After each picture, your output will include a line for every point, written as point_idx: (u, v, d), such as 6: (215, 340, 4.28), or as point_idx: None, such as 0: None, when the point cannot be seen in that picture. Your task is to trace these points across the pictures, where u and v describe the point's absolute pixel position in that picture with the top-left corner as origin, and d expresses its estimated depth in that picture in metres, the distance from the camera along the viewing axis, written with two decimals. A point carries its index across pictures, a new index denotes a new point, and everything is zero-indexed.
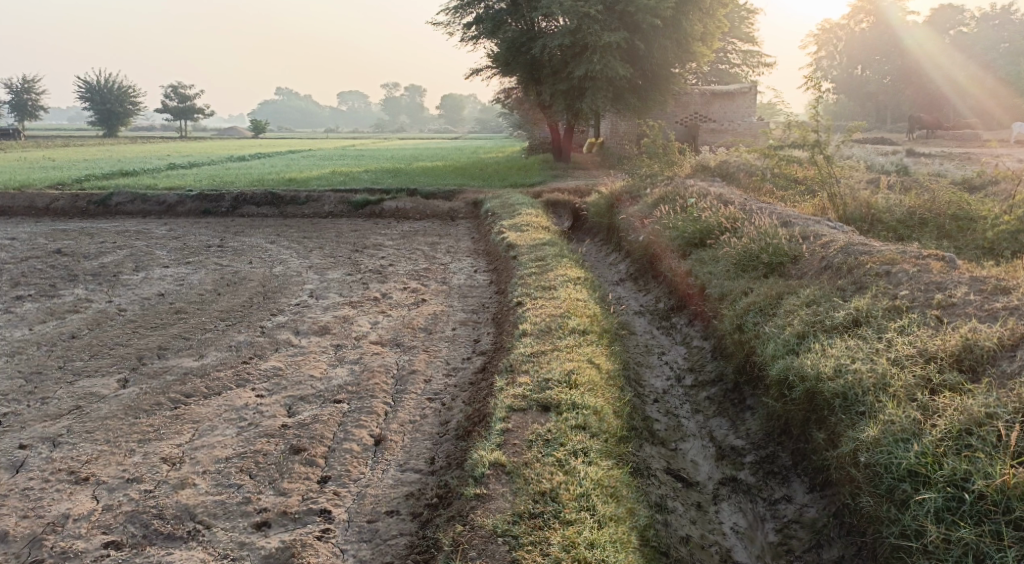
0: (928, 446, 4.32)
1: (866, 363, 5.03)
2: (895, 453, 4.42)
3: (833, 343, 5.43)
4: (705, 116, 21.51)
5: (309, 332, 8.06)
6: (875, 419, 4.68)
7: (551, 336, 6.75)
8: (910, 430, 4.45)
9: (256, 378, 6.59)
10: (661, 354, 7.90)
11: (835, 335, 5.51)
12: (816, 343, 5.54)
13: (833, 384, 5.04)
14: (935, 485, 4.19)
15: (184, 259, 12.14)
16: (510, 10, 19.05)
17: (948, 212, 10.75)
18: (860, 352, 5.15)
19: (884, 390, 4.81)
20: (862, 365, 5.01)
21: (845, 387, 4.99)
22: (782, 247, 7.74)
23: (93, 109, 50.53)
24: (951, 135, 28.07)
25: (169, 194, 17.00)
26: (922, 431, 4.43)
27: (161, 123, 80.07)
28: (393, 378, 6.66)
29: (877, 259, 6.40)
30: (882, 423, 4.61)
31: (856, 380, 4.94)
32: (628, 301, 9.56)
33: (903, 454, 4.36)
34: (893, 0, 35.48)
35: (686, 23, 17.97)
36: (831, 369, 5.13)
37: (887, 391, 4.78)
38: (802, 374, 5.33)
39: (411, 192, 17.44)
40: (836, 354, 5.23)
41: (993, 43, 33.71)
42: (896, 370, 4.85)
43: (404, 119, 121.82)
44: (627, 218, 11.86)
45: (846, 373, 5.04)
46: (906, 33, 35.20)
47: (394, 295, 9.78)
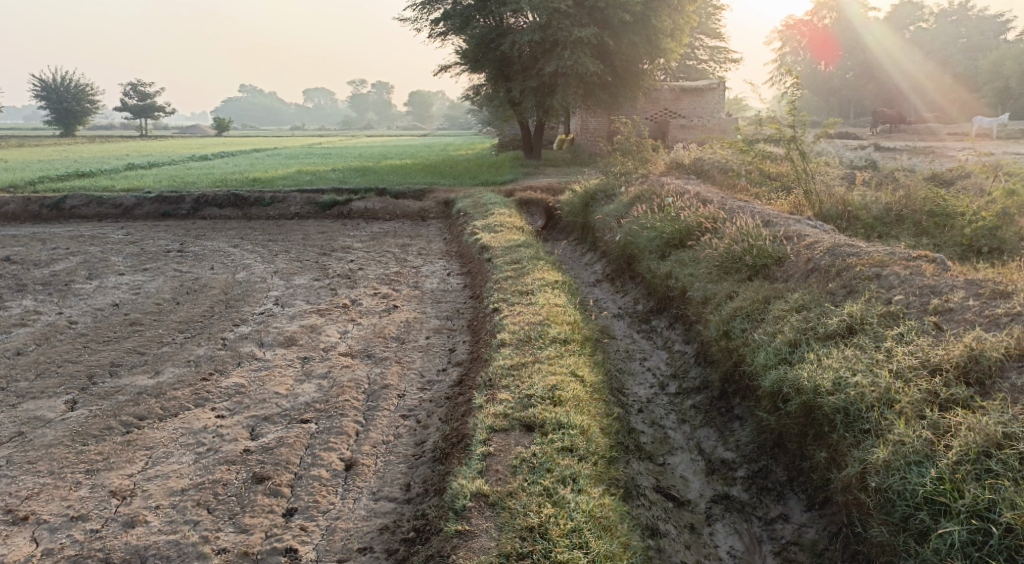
0: (945, 471, 4.12)
1: (867, 376, 4.79)
2: (909, 479, 4.20)
3: (829, 352, 5.18)
4: (676, 112, 21.31)
5: (274, 343, 7.66)
6: (883, 440, 4.45)
7: (530, 346, 6.43)
8: (923, 452, 4.24)
9: (217, 396, 6.19)
10: (643, 360, 7.62)
11: (830, 344, 5.26)
12: (811, 352, 5.29)
13: (833, 399, 4.79)
14: (957, 516, 3.98)
15: (141, 265, 11.63)
16: (476, 6, 18.51)
17: (924, 209, 10.58)
18: (859, 364, 4.91)
19: (889, 406, 4.59)
20: (864, 379, 4.76)
21: (845, 402, 4.76)
22: (764, 248, 7.47)
23: (49, 108, 49.23)
24: (913, 130, 28.38)
25: (127, 197, 16.40)
26: (936, 453, 4.22)
27: (122, 122, 78.35)
28: (364, 393, 6.28)
29: (866, 261, 6.15)
30: (892, 444, 4.39)
31: (858, 395, 4.71)
32: (607, 303, 9.26)
33: (919, 481, 4.15)
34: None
35: (655, 19, 17.74)
36: (829, 382, 4.88)
37: (892, 408, 4.56)
38: (798, 387, 5.07)
39: (380, 191, 17.00)
40: (833, 365, 4.98)
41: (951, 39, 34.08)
42: (900, 385, 4.63)
43: (371, 116, 120.85)
44: (603, 217, 11.58)
45: (847, 388, 4.79)
46: (865, 30, 35.84)
47: (364, 301, 9.39)
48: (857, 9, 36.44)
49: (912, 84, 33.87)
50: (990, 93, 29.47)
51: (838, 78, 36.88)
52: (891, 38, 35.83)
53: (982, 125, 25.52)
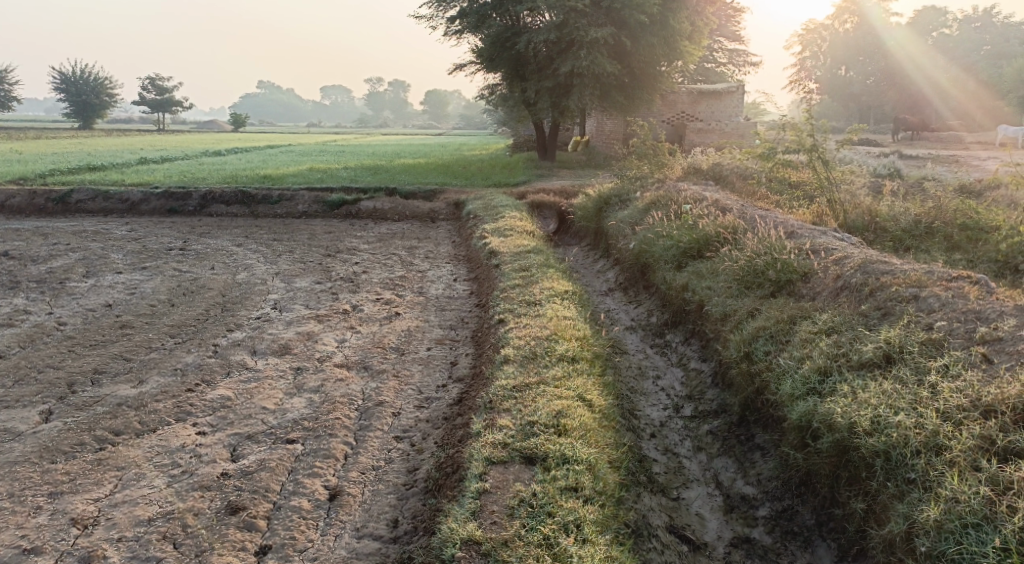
0: (1011, 539, 3.71)
1: (909, 417, 4.36)
2: (966, 546, 3.79)
3: (865, 386, 4.73)
4: (692, 115, 20.82)
5: (268, 352, 7.26)
6: (932, 494, 4.03)
7: (536, 364, 5.99)
8: (981, 514, 3.84)
9: (201, 409, 5.79)
10: (656, 379, 7.17)
11: (865, 376, 4.80)
12: (843, 384, 4.83)
13: (871, 441, 4.36)
14: None
15: (140, 263, 11.28)
16: (492, 4, 18.06)
17: (955, 222, 10.13)
18: (901, 401, 4.47)
19: (937, 452, 4.17)
20: (907, 419, 4.33)
21: (885, 445, 4.33)
22: (789, 262, 6.99)
23: (67, 100, 49.20)
24: (935, 137, 27.78)
25: (133, 192, 16.07)
26: (998, 517, 3.81)
27: (139, 117, 78.38)
28: (356, 410, 5.87)
29: (902, 281, 5.69)
30: (944, 501, 3.97)
31: (901, 438, 4.28)
32: (619, 314, 8.82)
33: (978, 550, 3.74)
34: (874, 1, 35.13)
35: (673, 20, 17.27)
36: (867, 421, 4.45)
37: (941, 455, 4.14)
38: (830, 423, 4.63)
39: (390, 191, 16.62)
40: (871, 402, 4.54)
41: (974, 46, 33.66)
42: (950, 430, 4.20)
43: (388, 114, 120.67)
44: (617, 223, 11.12)
45: (887, 429, 4.36)
46: (887, 34, 34.97)
47: (365, 306, 8.98)
48: (878, 13, 35.47)
49: (935, 89, 33.37)
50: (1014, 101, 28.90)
51: (858, 84, 36.12)
52: (913, 42, 34.91)
53: (1006, 134, 24.92)
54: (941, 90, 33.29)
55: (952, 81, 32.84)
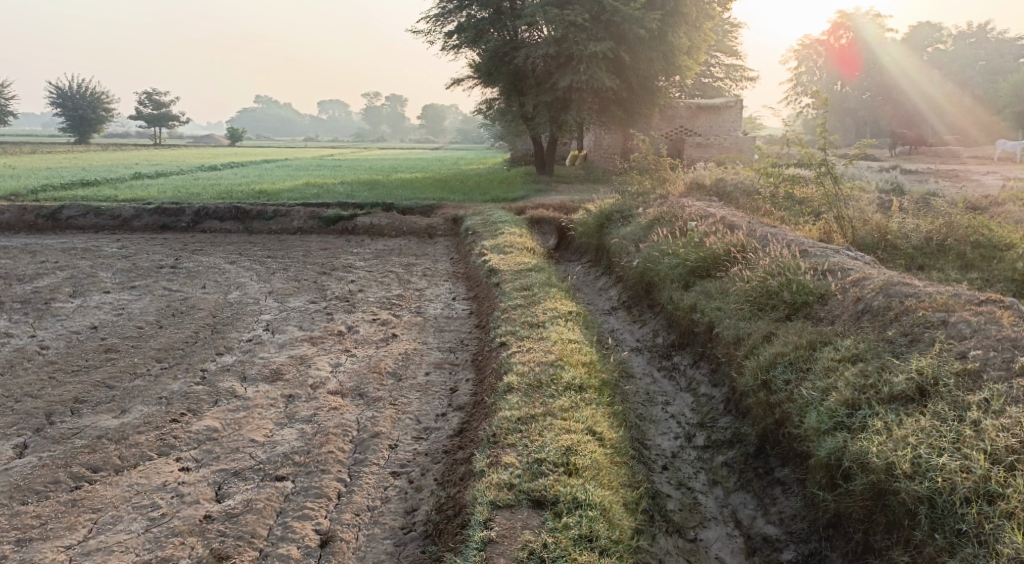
0: None
1: (953, 459, 4.16)
2: None
3: (900, 422, 4.50)
4: (691, 130, 20.57)
5: (258, 378, 6.90)
6: (992, 552, 3.84)
7: (542, 393, 5.66)
8: None
9: (185, 442, 5.46)
10: (666, 405, 6.81)
11: (899, 411, 4.57)
12: (875, 418, 4.59)
13: (914, 485, 4.15)
14: None
15: (129, 282, 10.94)
16: (491, 18, 17.81)
17: (967, 240, 9.84)
18: (942, 440, 4.28)
19: (989, 498, 3.99)
20: (952, 461, 4.15)
21: (929, 490, 4.13)
22: (805, 283, 6.67)
23: (63, 114, 48.91)
24: (933, 152, 27.74)
25: (124, 207, 15.73)
26: None
27: (135, 131, 78.02)
28: (350, 442, 5.54)
29: (928, 305, 5.38)
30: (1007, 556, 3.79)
31: (946, 483, 4.09)
32: (624, 335, 8.48)
33: None
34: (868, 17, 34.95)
35: (673, 35, 17.05)
36: (906, 462, 4.24)
37: (994, 503, 3.97)
38: (864, 462, 4.41)
39: (387, 206, 16.32)
40: (911, 441, 4.33)
41: (970, 60, 33.60)
42: (1003, 474, 4.03)
43: (385, 128, 120.59)
44: (620, 240, 10.81)
45: (929, 473, 4.16)
46: (881, 49, 34.77)
47: (361, 328, 8.64)
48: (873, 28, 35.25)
49: (931, 104, 33.57)
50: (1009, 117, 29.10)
51: (855, 99, 35.91)
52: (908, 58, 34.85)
53: (1005, 149, 24.83)
54: (937, 105, 33.53)
55: (948, 96, 32.90)
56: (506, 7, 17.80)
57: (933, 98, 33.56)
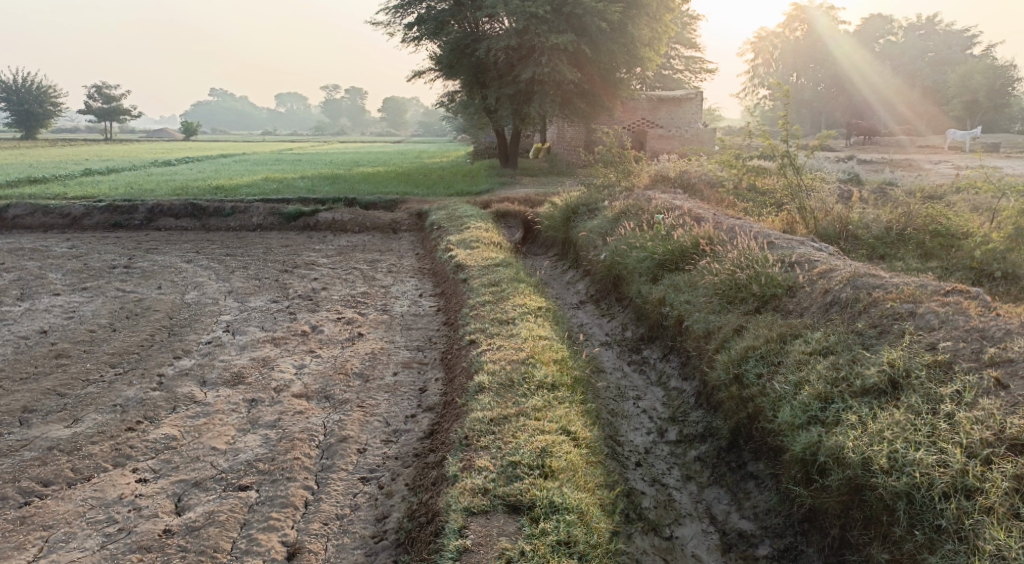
0: None
1: (930, 453, 4.18)
2: None
3: (874, 416, 4.52)
4: (652, 122, 20.60)
5: (218, 382, 6.71)
6: (971, 546, 3.86)
7: (513, 393, 5.56)
8: None
9: (142, 452, 5.32)
10: (637, 400, 6.77)
11: (872, 405, 4.59)
12: (849, 412, 4.61)
13: (891, 481, 4.17)
14: None
15: (81, 284, 10.61)
16: (451, 10, 17.61)
17: (927, 228, 9.95)
18: (917, 434, 4.29)
19: (966, 493, 4.02)
20: (928, 456, 4.16)
21: (907, 486, 4.15)
22: (773, 276, 6.66)
23: (10, 110, 47.43)
24: (885, 142, 28.38)
25: (75, 205, 15.26)
26: None
27: (86, 127, 75.95)
28: (317, 447, 5.39)
29: (896, 297, 5.40)
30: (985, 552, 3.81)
31: (923, 478, 4.10)
32: (592, 330, 8.41)
33: None
34: (821, 10, 35.68)
35: (633, 27, 17.15)
36: (883, 457, 4.25)
37: (971, 498, 3.99)
38: (840, 458, 4.42)
39: (349, 201, 16.07)
40: (886, 435, 4.34)
41: (919, 52, 34.16)
42: (979, 468, 4.04)
43: (345, 122, 119.31)
44: (586, 233, 10.74)
45: (906, 468, 4.17)
46: (833, 42, 35.71)
47: (325, 327, 8.45)
48: (825, 21, 35.86)
49: (880, 97, 34.07)
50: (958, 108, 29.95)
51: (809, 91, 36.30)
52: (859, 51, 35.60)
53: (956, 138, 25.41)
54: (886, 99, 34.00)
55: (895, 89, 33.42)
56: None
57: (881, 92, 34.10)
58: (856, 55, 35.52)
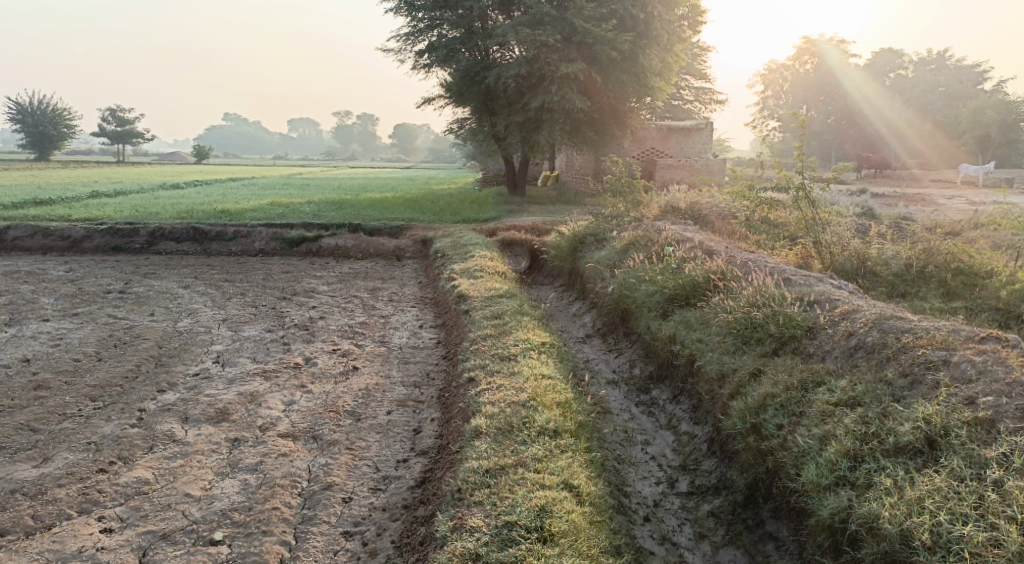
0: None
1: (979, 529, 3.89)
2: None
3: (912, 480, 4.21)
4: (662, 151, 20.31)
5: (201, 419, 6.33)
6: None
7: (512, 438, 5.17)
8: None
9: (110, 498, 5.00)
10: (645, 445, 6.36)
11: (910, 468, 4.28)
12: (883, 475, 4.30)
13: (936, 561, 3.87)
14: None
15: (72, 309, 10.29)
16: (462, 37, 17.42)
17: (949, 266, 9.55)
18: (964, 505, 3.99)
19: None
20: (978, 533, 3.87)
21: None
22: (792, 315, 6.24)
23: (23, 131, 47.61)
24: (897, 176, 28.04)
25: (75, 228, 14.99)
26: None
27: (99, 148, 76.28)
28: (299, 495, 5.05)
29: (928, 342, 5.00)
30: None
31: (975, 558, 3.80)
32: (599, 366, 8.00)
33: None
34: (831, 43, 35.40)
35: (644, 57, 16.82)
36: (924, 531, 3.96)
37: None
38: (877, 529, 4.12)
39: (354, 227, 15.77)
40: (929, 506, 4.04)
41: (930, 86, 33.99)
42: None
43: (355, 146, 119.93)
44: (594, 264, 10.37)
45: (953, 546, 3.87)
46: (843, 75, 35.30)
47: (319, 359, 8.06)
48: (836, 54, 35.59)
49: (892, 130, 33.93)
50: (971, 141, 29.65)
51: (819, 123, 36.04)
52: (869, 84, 35.35)
53: (969, 172, 25.09)
54: (898, 131, 33.91)
55: (908, 123, 33.29)
56: (477, 27, 17.49)
57: (893, 124, 33.98)
58: (865, 88, 35.26)
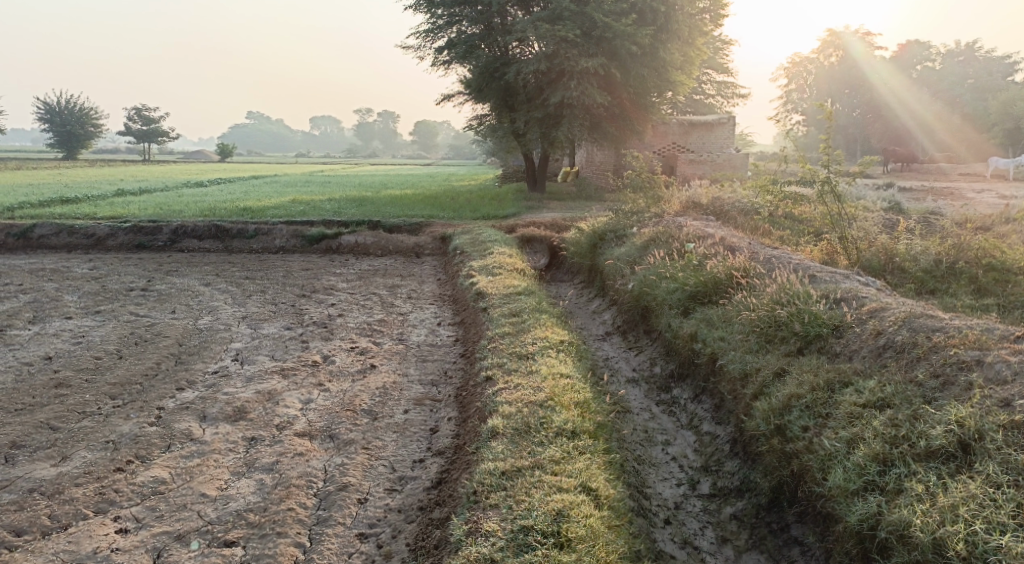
0: None
1: (1018, 540, 3.74)
2: None
3: (944, 487, 4.08)
4: (683, 146, 20.09)
5: (219, 417, 6.29)
6: None
7: (529, 439, 5.08)
8: None
9: (127, 497, 4.98)
10: (666, 446, 6.24)
11: (944, 474, 4.14)
12: (914, 480, 4.17)
13: None
14: None
15: (94, 307, 10.33)
16: (481, 34, 17.33)
17: (979, 262, 9.31)
18: (1001, 514, 3.84)
19: None
20: (1016, 544, 3.72)
21: None
22: (817, 313, 6.08)
23: (51, 131, 48.27)
24: (923, 169, 27.59)
25: (98, 226, 15.10)
26: None
27: (124, 147, 77.15)
28: (314, 496, 5.01)
29: (959, 342, 4.85)
30: None
31: None
32: (618, 364, 7.89)
33: None
34: (856, 35, 34.84)
35: (665, 51, 16.62)
36: (959, 542, 3.83)
37: None
38: (909, 537, 3.99)
39: (373, 224, 15.74)
40: (963, 514, 3.91)
41: (958, 78, 33.41)
42: None
43: (377, 143, 120.35)
44: (613, 261, 10.25)
45: (989, 557, 3.74)
46: (868, 68, 34.73)
47: (337, 357, 8.02)
48: (862, 47, 34.94)
49: (919, 123, 33.29)
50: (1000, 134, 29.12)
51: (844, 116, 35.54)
52: (894, 76, 34.79)
53: (998, 165, 24.61)
54: (925, 124, 33.32)
55: (936, 115, 32.66)
56: (496, 22, 17.39)
57: (919, 116, 33.37)
58: (891, 81, 34.71)
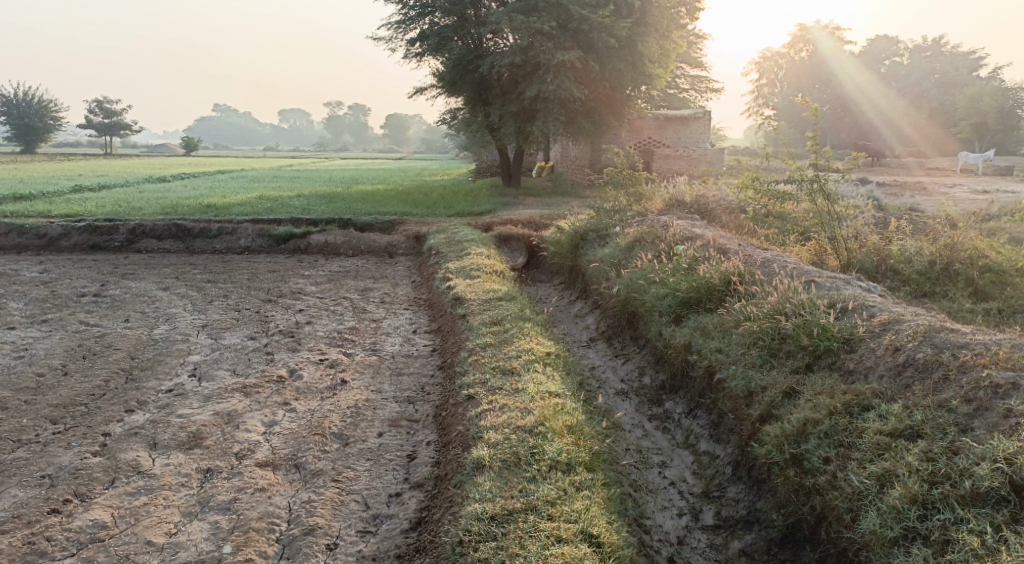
0: None
1: None
2: None
3: (996, 538, 3.87)
4: (658, 141, 19.62)
5: (172, 445, 5.67)
6: None
7: (520, 475, 4.72)
8: None
9: (60, 547, 4.58)
10: (662, 469, 5.73)
11: (995, 522, 3.92)
12: (962, 530, 3.94)
13: None
14: None
15: (42, 315, 9.62)
16: (455, 26, 16.73)
17: (975, 263, 8.93)
18: None
19: None
20: None
21: None
22: (826, 326, 5.56)
23: (9, 123, 46.63)
24: (893, 164, 27.56)
25: (51, 225, 14.27)
26: None
27: (86, 141, 75.04)
28: (275, 542, 4.62)
29: (993, 362, 4.52)
30: None
31: None
32: (606, 374, 7.38)
33: None
34: (823, 30, 34.76)
35: (642, 45, 16.13)
36: None
37: None
38: None
39: (344, 223, 15.09)
40: None
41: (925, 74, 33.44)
42: None
43: (348, 138, 118.61)
44: (596, 263, 9.73)
45: None
46: (835, 62, 34.65)
47: (305, 371, 7.41)
48: (829, 42, 34.77)
49: (884, 119, 33.28)
50: (967, 130, 29.19)
51: None
52: (861, 72, 34.81)
53: (968, 160, 24.55)
54: (890, 120, 33.30)
55: (900, 112, 32.72)
56: (469, 14, 16.81)
57: (885, 112, 33.31)
58: (858, 75, 34.70)
